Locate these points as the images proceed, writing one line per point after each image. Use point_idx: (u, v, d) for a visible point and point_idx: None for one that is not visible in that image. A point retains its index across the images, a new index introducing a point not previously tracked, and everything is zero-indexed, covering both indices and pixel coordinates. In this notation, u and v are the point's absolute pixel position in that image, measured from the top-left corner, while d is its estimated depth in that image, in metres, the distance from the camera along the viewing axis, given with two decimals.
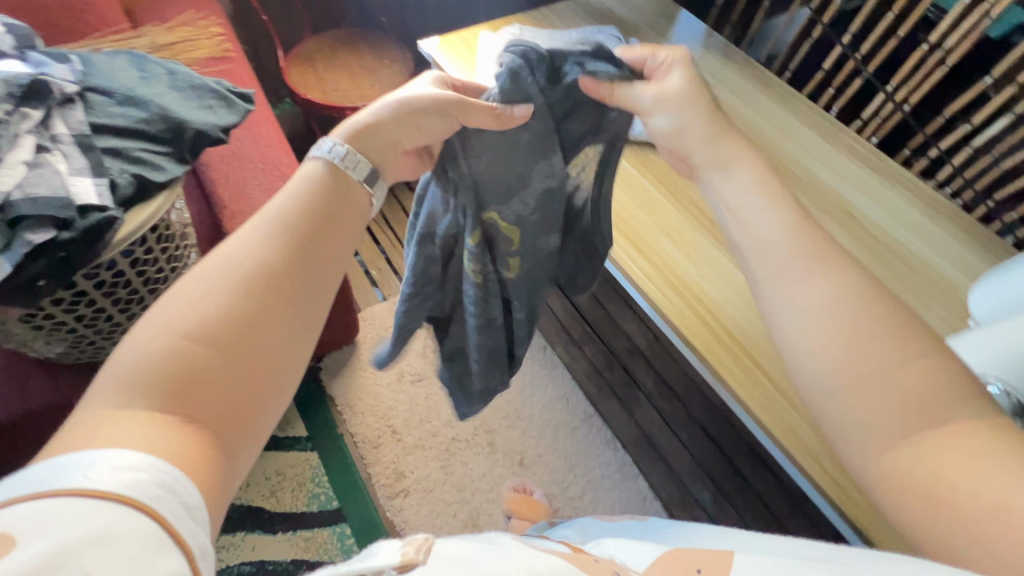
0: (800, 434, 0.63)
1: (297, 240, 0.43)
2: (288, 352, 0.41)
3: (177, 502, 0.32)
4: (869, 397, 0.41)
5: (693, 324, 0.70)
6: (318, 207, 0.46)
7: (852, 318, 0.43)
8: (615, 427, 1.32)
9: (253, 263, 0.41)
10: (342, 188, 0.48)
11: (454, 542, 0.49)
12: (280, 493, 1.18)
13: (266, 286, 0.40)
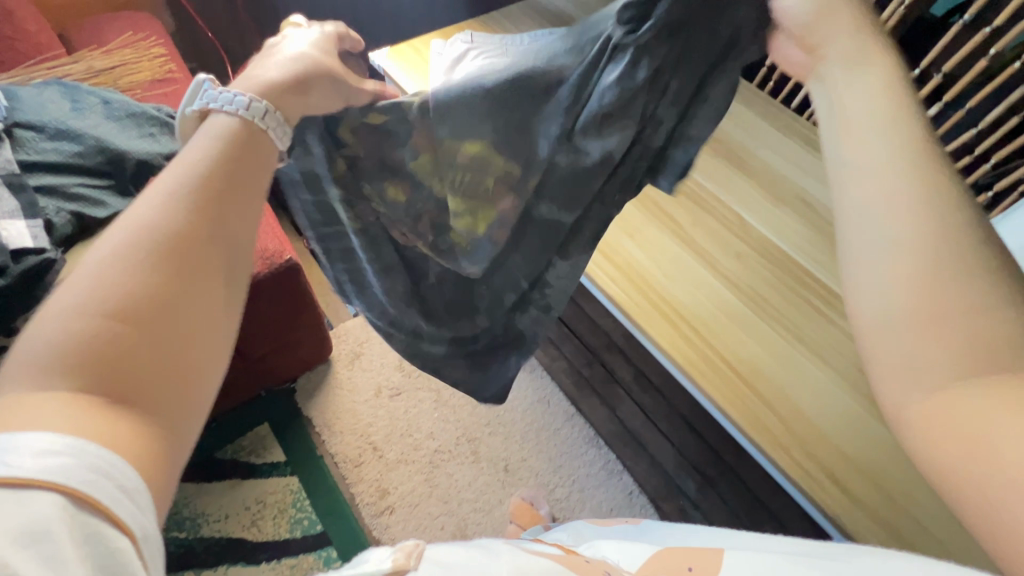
0: (771, 428, 0.63)
1: (214, 210, 0.37)
2: (211, 338, 0.35)
3: (113, 487, 0.29)
4: (936, 331, 0.37)
5: (661, 325, 0.70)
6: (240, 159, 0.39)
7: (955, 248, 0.38)
8: (596, 424, 1.32)
9: (165, 231, 0.35)
10: (259, 149, 0.41)
11: (444, 548, 0.50)
12: (261, 521, 1.15)
13: (189, 251, 0.35)
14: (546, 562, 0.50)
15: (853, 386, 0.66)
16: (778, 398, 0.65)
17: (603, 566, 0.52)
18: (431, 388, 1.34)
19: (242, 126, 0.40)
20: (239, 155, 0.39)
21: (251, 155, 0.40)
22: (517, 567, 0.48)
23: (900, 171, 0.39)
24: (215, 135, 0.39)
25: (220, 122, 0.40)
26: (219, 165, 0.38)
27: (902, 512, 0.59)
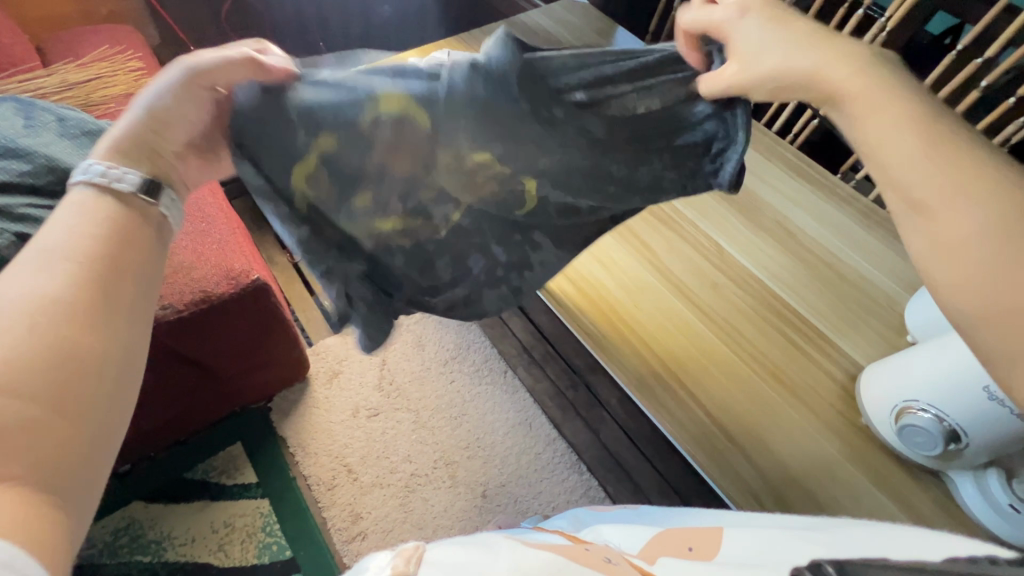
0: (741, 472, 0.61)
1: (90, 265, 0.38)
2: (105, 399, 0.37)
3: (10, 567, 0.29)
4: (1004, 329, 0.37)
5: (630, 359, 0.68)
6: (118, 235, 0.41)
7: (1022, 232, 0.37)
8: (580, 448, 1.28)
9: (47, 308, 0.36)
10: (145, 220, 0.43)
11: (443, 548, 0.46)
12: (228, 546, 1.11)
13: (75, 327, 0.36)
14: (547, 553, 0.45)
15: (828, 428, 0.62)
16: (749, 439, 0.62)
17: (604, 553, 0.48)
18: (411, 408, 1.31)
19: (114, 196, 0.42)
20: (120, 224, 0.41)
21: (133, 227, 0.42)
22: (517, 563, 0.42)
23: (938, 171, 0.40)
24: (93, 208, 0.41)
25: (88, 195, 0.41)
26: (90, 235, 0.40)
27: None
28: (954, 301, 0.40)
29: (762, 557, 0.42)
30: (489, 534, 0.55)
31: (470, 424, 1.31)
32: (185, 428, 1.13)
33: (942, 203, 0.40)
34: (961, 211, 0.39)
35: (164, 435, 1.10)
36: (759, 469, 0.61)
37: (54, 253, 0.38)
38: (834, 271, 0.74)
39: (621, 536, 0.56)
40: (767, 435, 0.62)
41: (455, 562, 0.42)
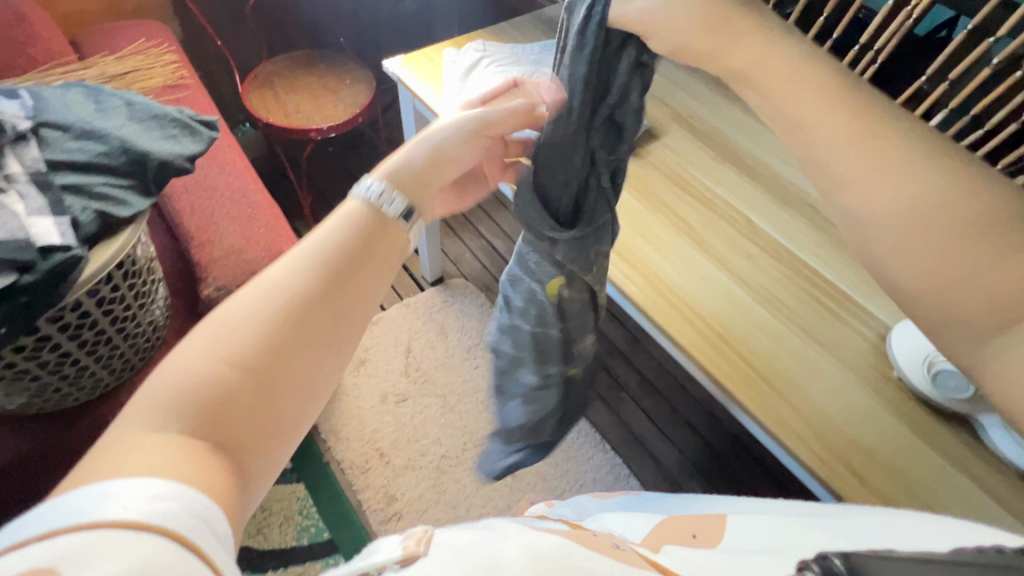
0: (789, 420, 0.64)
1: (326, 269, 0.42)
2: (303, 401, 0.39)
3: (209, 530, 0.30)
4: (950, 301, 0.44)
5: (677, 321, 0.72)
6: (354, 243, 0.44)
7: (941, 198, 0.43)
8: (603, 429, 1.33)
9: (291, 300, 0.39)
10: (378, 231, 0.46)
11: (454, 530, 0.46)
12: (267, 529, 1.13)
13: (302, 319, 0.39)
14: (557, 537, 0.43)
15: (867, 383, 0.68)
16: (795, 392, 0.66)
17: (610, 540, 0.46)
18: (438, 393, 1.34)
19: (367, 206, 0.47)
20: (356, 234, 0.44)
21: (365, 239, 0.45)
22: (528, 547, 0.40)
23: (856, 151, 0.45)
24: (347, 214, 0.46)
25: (352, 204, 0.46)
26: (338, 242, 0.43)
27: (924, 504, 0.59)
28: (895, 274, 0.46)
29: (776, 542, 0.42)
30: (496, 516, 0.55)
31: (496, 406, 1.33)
32: None
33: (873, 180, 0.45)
34: (883, 193, 0.44)
35: None
36: (809, 419, 0.65)
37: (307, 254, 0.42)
38: None
39: (625, 527, 0.54)
40: (811, 389, 0.67)
41: (464, 539, 0.42)
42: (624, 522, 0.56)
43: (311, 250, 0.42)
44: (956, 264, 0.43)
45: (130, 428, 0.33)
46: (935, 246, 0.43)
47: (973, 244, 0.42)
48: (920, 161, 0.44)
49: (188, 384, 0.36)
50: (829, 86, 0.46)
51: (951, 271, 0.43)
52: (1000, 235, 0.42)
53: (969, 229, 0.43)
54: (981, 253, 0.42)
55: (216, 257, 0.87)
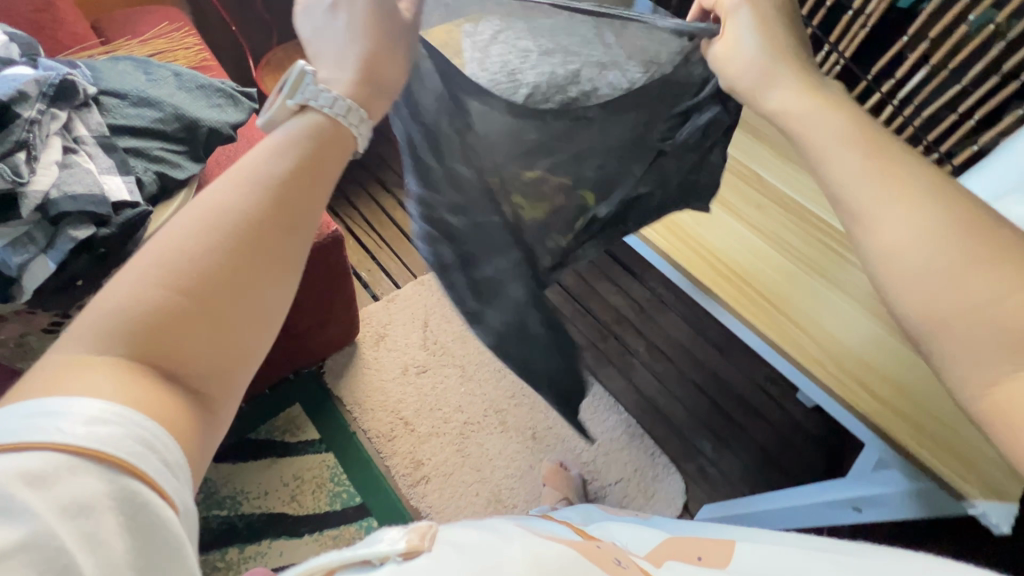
0: (804, 345, 0.70)
1: (273, 187, 0.39)
2: (260, 325, 0.37)
3: (154, 458, 0.31)
4: (963, 332, 0.39)
5: (700, 267, 0.77)
6: (302, 160, 0.41)
7: (957, 221, 0.40)
8: (616, 392, 1.39)
9: (235, 220, 0.37)
10: (332, 152, 0.43)
11: (457, 532, 0.56)
12: (301, 496, 1.17)
13: (249, 238, 0.37)
14: (562, 548, 0.53)
15: (876, 313, 0.73)
16: (808, 321, 0.72)
17: (613, 554, 0.56)
18: (457, 364, 1.38)
19: (328, 123, 0.43)
20: (312, 153, 0.42)
21: (323, 160, 0.42)
22: (532, 550, 0.51)
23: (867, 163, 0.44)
24: (306, 130, 0.42)
25: (312, 120, 0.43)
26: (285, 159, 0.40)
27: (928, 413, 0.66)
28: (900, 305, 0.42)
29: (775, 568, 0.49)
30: (500, 522, 0.64)
31: (513, 374, 1.38)
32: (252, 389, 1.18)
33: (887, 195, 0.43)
34: (898, 221, 0.42)
35: None
36: (825, 345, 0.71)
37: (251, 173, 0.39)
38: None
39: (628, 542, 0.64)
40: (824, 321, 0.73)
41: (465, 540, 0.53)
42: (628, 537, 0.67)
43: (259, 167, 0.39)
44: (966, 294, 0.38)
45: (68, 351, 0.32)
46: (942, 278, 0.39)
47: (980, 270, 0.38)
48: (935, 194, 0.42)
49: (129, 304, 0.33)
50: (846, 125, 0.46)
51: (963, 298, 0.38)
52: (1017, 259, 0.38)
53: (981, 259, 0.39)
54: (996, 281, 0.38)
55: None
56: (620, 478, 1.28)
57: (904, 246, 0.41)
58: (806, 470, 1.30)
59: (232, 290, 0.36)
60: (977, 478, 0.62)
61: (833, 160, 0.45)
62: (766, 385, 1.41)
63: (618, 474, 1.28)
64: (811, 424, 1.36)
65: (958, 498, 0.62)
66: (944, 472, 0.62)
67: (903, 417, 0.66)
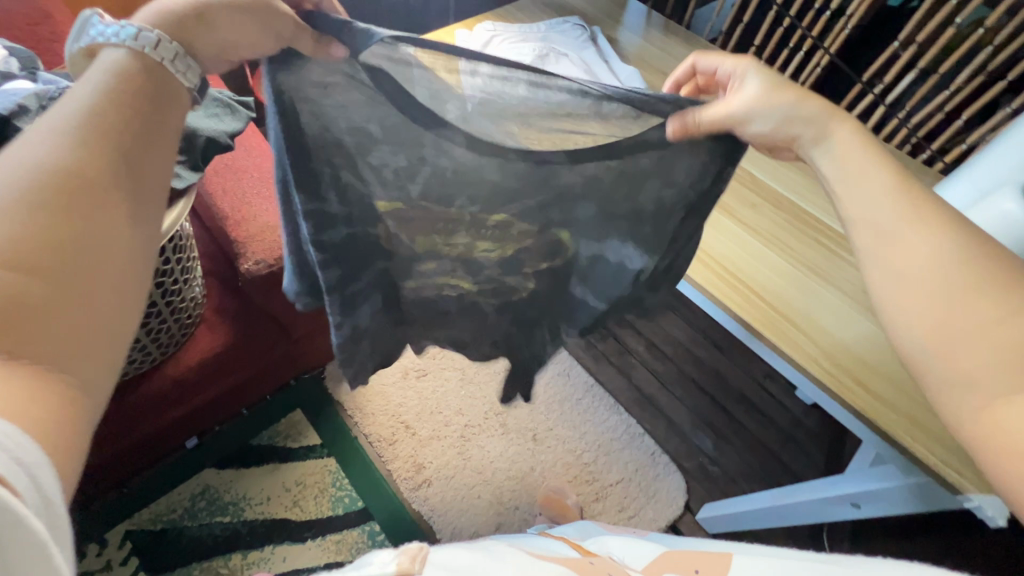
0: (799, 344, 0.71)
1: (108, 138, 0.36)
2: (106, 281, 0.35)
3: (6, 457, 0.28)
4: (965, 354, 0.42)
5: (701, 270, 0.77)
6: (134, 105, 0.38)
7: (973, 254, 0.44)
8: (615, 392, 1.39)
9: (67, 176, 0.33)
10: (158, 96, 0.39)
11: (450, 552, 0.58)
12: (302, 502, 1.18)
13: (87, 195, 0.34)
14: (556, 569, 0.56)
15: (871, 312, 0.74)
16: (805, 320, 0.73)
17: (607, 568, 0.58)
18: (457, 367, 1.39)
19: (133, 61, 0.38)
20: (125, 96, 0.37)
21: (145, 102, 0.38)
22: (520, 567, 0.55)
23: (896, 196, 0.48)
24: (106, 72, 0.37)
25: (109, 63, 0.38)
26: (114, 105, 0.37)
27: (924, 408, 0.67)
28: (906, 327, 0.46)
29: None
30: (495, 543, 0.66)
31: None
32: (250, 398, 1.18)
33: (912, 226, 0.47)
34: (918, 241, 0.46)
35: (239, 399, 1.15)
36: (824, 344, 0.71)
37: (76, 123, 0.35)
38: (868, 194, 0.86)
39: (625, 557, 0.65)
40: (823, 321, 0.73)
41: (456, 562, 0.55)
42: (623, 549, 0.67)
43: (68, 115, 0.35)
44: (967, 318, 0.43)
45: None
46: (950, 302, 0.44)
47: (984, 296, 0.43)
48: (955, 224, 0.46)
49: None
50: (878, 153, 0.49)
51: (972, 323, 0.42)
52: (1016, 292, 0.42)
53: (980, 285, 0.43)
54: (994, 306, 0.42)
55: (253, 234, 0.92)
56: (621, 478, 1.28)
57: (918, 269, 0.45)
58: (806, 466, 1.31)
59: (69, 245, 0.33)
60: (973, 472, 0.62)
61: (851, 180, 0.49)
62: (764, 381, 1.42)
63: (619, 474, 1.28)
64: (811, 420, 1.37)
65: (955, 492, 0.63)
66: (940, 468, 0.63)
67: (904, 413, 0.66)
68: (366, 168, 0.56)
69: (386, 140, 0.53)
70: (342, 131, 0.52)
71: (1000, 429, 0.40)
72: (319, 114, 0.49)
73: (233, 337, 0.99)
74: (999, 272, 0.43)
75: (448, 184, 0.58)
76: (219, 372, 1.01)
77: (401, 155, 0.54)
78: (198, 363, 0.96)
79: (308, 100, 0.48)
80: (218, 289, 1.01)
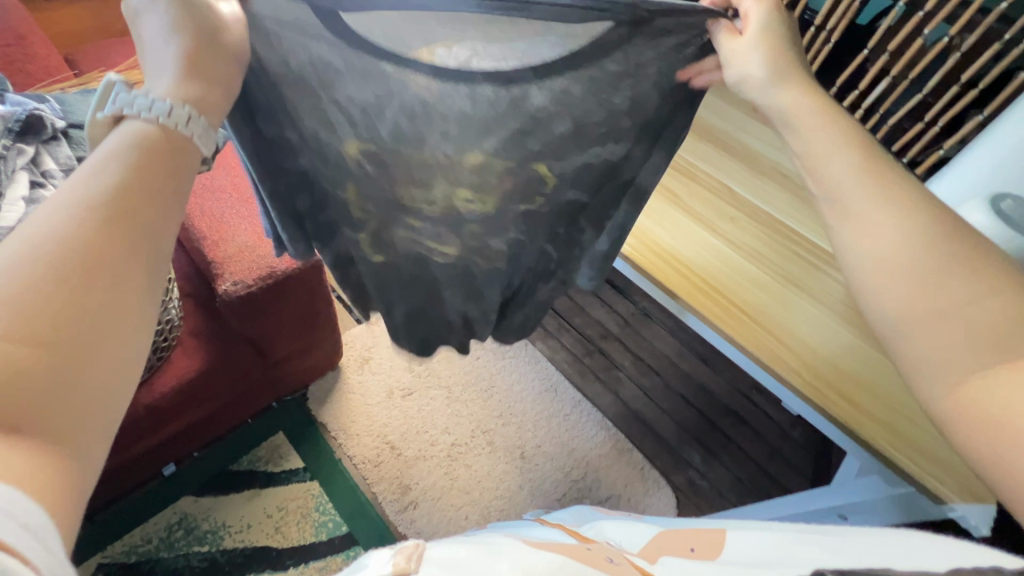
0: (781, 354, 0.71)
1: (135, 214, 0.33)
2: (124, 361, 0.31)
3: (13, 524, 0.24)
4: (938, 329, 0.43)
5: (682, 285, 0.78)
6: (158, 181, 0.35)
7: (936, 232, 0.45)
8: (603, 407, 1.38)
9: (85, 255, 0.30)
10: (178, 166, 0.37)
11: (444, 549, 0.54)
12: (285, 528, 1.14)
13: (104, 275, 0.31)
14: (555, 557, 0.51)
15: (846, 320, 0.75)
16: (783, 331, 0.73)
17: (605, 555, 0.55)
18: (443, 386, 1.38)
19: (160, 134, 0.36)
20: (154, 171, 0.35)
21: (168, 177, 0.36)
22: (520, 562, 0.49)
23: (861, 174, 0.48)
24: (129, 145, 0.35)
25: (135, 132, 0.36)
26: (137, 176, 0.34)
27: (906, 422, 0.66)
28: (880, 304, 0.46)
29: (771, 556, 0.47)
30: (495, 535, 0.62)
31: (500, 395, 1.38)
32: (231, 420, 1.15)
33: (876, 204, 0.47)
34: (887, 221, 0.46)
35: (225, 419, 1.13)
36: (802, 342, 0.73)
37: (103, 196, 0.32)
38: None
39: (621, 536, 0.66)
40: (806, 317, 0.75)
41: (448, 558, 0.50)
42: (620, 534, 0.67)
43: (90, 184, 0.32)
44: (941, 298, 0.43)
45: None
46: (924, 279, 0.44)
47: (957, 275, 0.43)
48: (918, 203, 0.47)
49: None
50: (845, 136, 0.49)
51: (944, 299, 0.43)
52: (978, 268, 0.43)
53: (948, 270, 0.43)
54: (965, 282, 0.43)
55: (230, 254, 0.90)
56: (611, 494, 1.26)
57: (890, 263, 0.45)
58: (795, 479, 1.31)
59: (102, 320, 0.30)
60: (955, 482, 0.63)
61: (831, 168, 0.49)
62: (750, 394, 1.42)
63: (608, 491, 1.27)
64: (797, 432, 1.37)
65: (937, 502, 0.64)
66: (924, 478, 0.63)
67: (883, 388, 0.69)
68: (331, 106, 0.54)
69: (350, 75, 0.52)
70: (301, 64, 0.50)
71: (971, 407, 0.40)
72: (274, 41, 0.48)
73: (210, 361, 0.96)
74: (963, 248, 0.44)
75: (417, 120, 0.56)
76: (192, 399, 0.98)
77: (368, 90, 0.53)
78: (173, 389, 0.93)
79: (263, 18, 0.46)
80: (196, 308, 0.99)
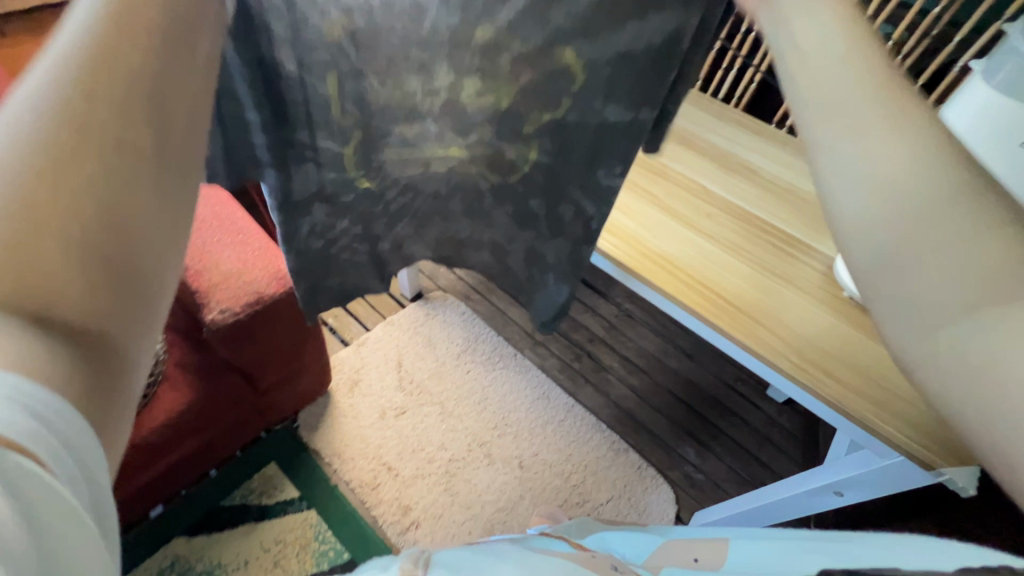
0: (767, 340, 0.75)
1: (136, 75, 0.30)
2: (158, 241, 0.29)
3: (60, 446, 0.22)
4: (930, 269, 0.30)
5: (669, 281, 0.80)
6: (152, 29, 0.31)
7: (940, 142, 0.32)
8: (595, 410, 1.40)
9: (87, 119, 0.28)
10: (177, 17, 0.33)
11: (452, 552, 0.55)
12: (285, 561, 1.11)
13: (114, 143, 0.28)
14: (563, 564, 0.53)
15: (825, 303, 0.79)
16: (767, 317, 0.77)
17: (609, 561, 0.57)
18: (436, 402, 1.37)
19: None
20: (150, 21, 0.31)
21: (166, 31, 0.32)
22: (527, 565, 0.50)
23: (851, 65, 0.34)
24: None
25: None
26: (123, 24, 0.30)
27: (890, 395, 0.70)
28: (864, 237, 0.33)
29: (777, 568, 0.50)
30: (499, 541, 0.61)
31: (494, 407, 1.38)
32: (221, 452, 1.12)
33: (869, 104, 0.33)
34: (880, 124, 0.33)
35: (214, 452, 1.09)
36: (787, 327, 0.76)
37: (94, 52, 0.28)
38: (792, 191, 0.92)
39: (626, 550, 0.69)
40: (788, 303, 0.78)
41: (457, 560, 0.52)
42: (626, 546, 0.70)
43: (78, 38, 0.29)
44: (939, 229, 0.30)
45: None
46: (920, 203, 0.31)
47: (962, 202, 0.30)
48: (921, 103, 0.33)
49: None
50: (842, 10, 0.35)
51: (946, 230, 0.30)
52: (992, 193, 0.30)
53: (952, 189, 0.31)
54: (974, 208, 0.30)
55: (216, 281, 0.89)
56: (612, 496, 1.27)
57: (867, 177, 0.32)
58: (786, 464, 1.34)
59: (126, 187, 0.28)
60: (941, 448, 0.66)
61: (802, 55, 0.36)
62: (736, 385, 1.46)
63: (609, 493, 1.28)
64: (785, 418, 1.41)
65: (928, 468, 0.66)
66: (911, 446, 0.67)
67: (868, 366, 0.72)
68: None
69: None
70: None
71: (953, 359, 0.29)
72: None
73: (200, 393, 0.94)
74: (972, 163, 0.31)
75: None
76: (182, 431, 0.95)
77: None
78: (163, 422, 0.90)
79: None
80: (181, 339, 0.97)
